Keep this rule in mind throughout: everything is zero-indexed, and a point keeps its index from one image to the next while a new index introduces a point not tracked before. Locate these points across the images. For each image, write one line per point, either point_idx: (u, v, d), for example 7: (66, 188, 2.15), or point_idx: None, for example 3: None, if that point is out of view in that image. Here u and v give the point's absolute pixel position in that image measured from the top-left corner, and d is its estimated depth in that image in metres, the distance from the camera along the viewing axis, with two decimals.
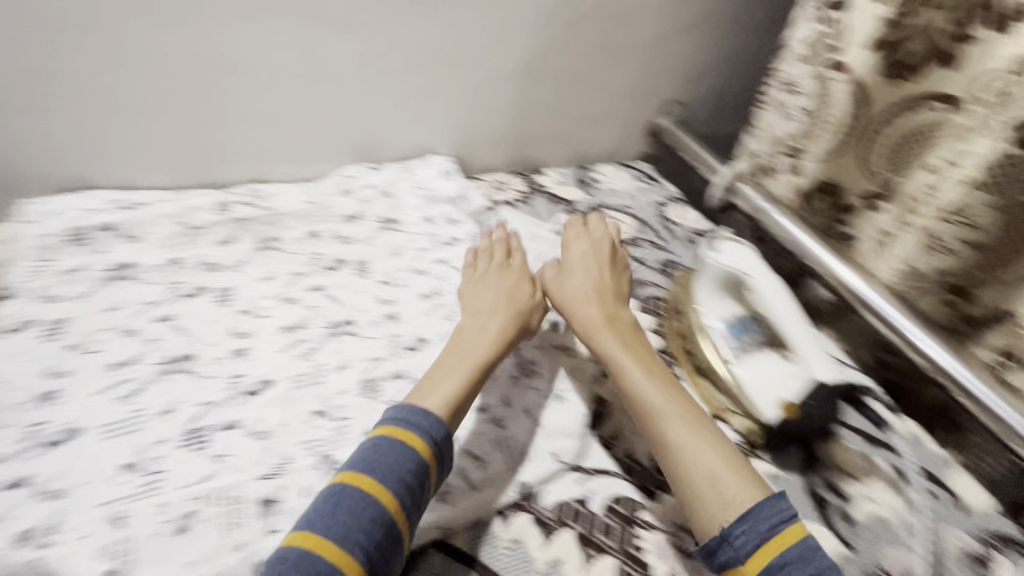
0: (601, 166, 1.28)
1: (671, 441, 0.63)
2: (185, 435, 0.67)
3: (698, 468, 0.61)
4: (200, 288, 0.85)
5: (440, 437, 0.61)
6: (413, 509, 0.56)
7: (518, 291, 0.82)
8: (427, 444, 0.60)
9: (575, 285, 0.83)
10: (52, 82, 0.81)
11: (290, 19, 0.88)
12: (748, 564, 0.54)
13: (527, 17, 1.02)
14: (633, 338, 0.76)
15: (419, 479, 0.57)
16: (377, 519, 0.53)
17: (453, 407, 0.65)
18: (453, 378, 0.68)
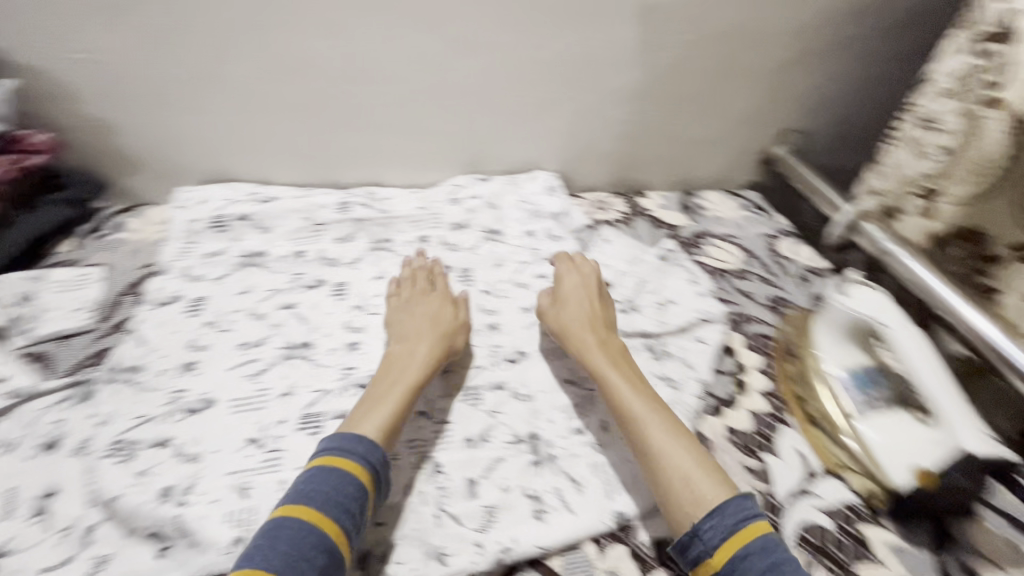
0: (707, 193, 1.24)
1: (651, 446, 0.64)
2: (302, 418, 0.71)
3: (678, 472, 0.61)
4: (318, 280, 0.90)
5: (376, 460, 0.61)
6: (352, 534, 0.55)
7: (436, 316, 0.80)
8: (362, 468, 0.59)
9: (572, 304, 0.82)
10: (218, 84, 0.92)
11: (423, 34, 0.92)
12: (715, 557, 0.55)
13: (649, 39, 1.00)
14: (617, 352, 0.77)
15: (354, 503, 0.56)
16: (322, 541, 0.53)
17: (387, 432, 0.64)
18: (385, 404, 0.67)
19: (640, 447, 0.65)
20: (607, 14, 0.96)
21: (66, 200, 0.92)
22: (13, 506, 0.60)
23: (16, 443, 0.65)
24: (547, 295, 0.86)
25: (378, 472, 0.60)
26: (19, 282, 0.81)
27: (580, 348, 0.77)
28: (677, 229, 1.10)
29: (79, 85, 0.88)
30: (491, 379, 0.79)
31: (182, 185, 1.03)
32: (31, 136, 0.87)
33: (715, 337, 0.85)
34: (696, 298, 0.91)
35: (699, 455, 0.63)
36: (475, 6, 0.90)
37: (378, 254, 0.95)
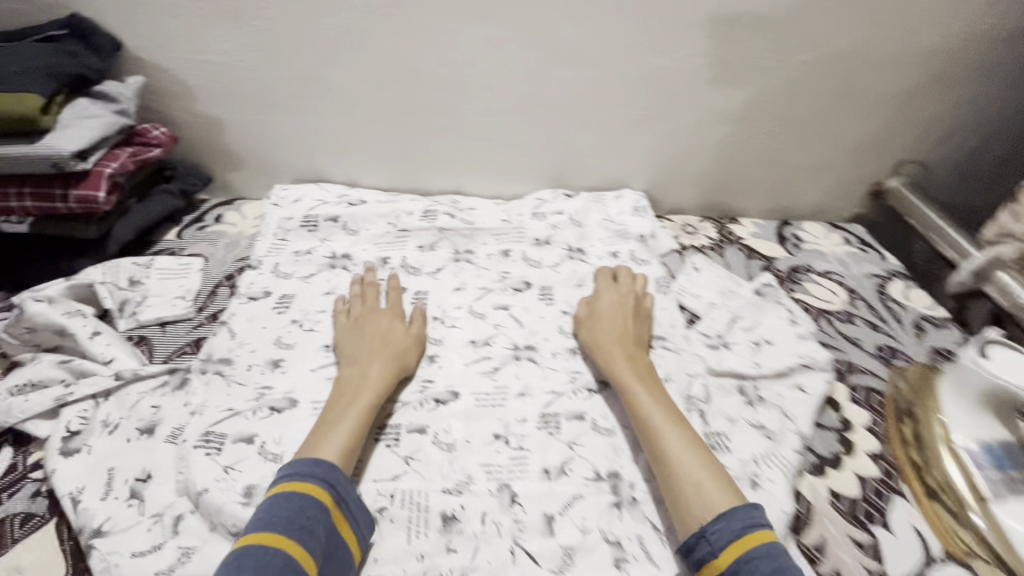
0: (807, 224, 1.14)
1: (666, 454, 0.65)
2: (380, 428, 0.70)
3: (691, 479, 0.62)
4: (399, 287, 0.90)
5: (335, 479, 0.59)
6: (319, 554, 0.54)
7: (391, 334, 0.78)
8: (320, 488, 0.57)
9: (608, 314, 0.83)
10: (319, 87, 0.94)
11: (524, 45, 0.90)
12: (721, 558, 0.56)
13: (760, 58, 0.94)
14: (642, 363, 0.77)
15: (316, 522, 0.55)
16: (287, 561, 0.51)
17: (348, 455, 0.63)
18: (345, 426, 0.65)
19: (656, 454, 0.66)
20: (718, 31, 0.90)
21: (175, 190, 0.96)
22: (110, 487, 0.62)
23: (117, 425, 0.68)
24: (586, 304, 0.86)
25: (340, 490, 0.59)
26: (130, 267, 0.84)
27: (606, 357, 0.78)
28: (774, 261, 1.03)
29: (196, 84, 0.93)
30: (570, 407, 0.75)
31: (277, 182, 1.07)
32: (150, 130, 0.88)
33: (818, 387, 0.78)
34: (798, 341, 0.83)
35: (712, 466, 0.63)
36: (580, 19, 0.87)
37: (458, 266, 0.94)
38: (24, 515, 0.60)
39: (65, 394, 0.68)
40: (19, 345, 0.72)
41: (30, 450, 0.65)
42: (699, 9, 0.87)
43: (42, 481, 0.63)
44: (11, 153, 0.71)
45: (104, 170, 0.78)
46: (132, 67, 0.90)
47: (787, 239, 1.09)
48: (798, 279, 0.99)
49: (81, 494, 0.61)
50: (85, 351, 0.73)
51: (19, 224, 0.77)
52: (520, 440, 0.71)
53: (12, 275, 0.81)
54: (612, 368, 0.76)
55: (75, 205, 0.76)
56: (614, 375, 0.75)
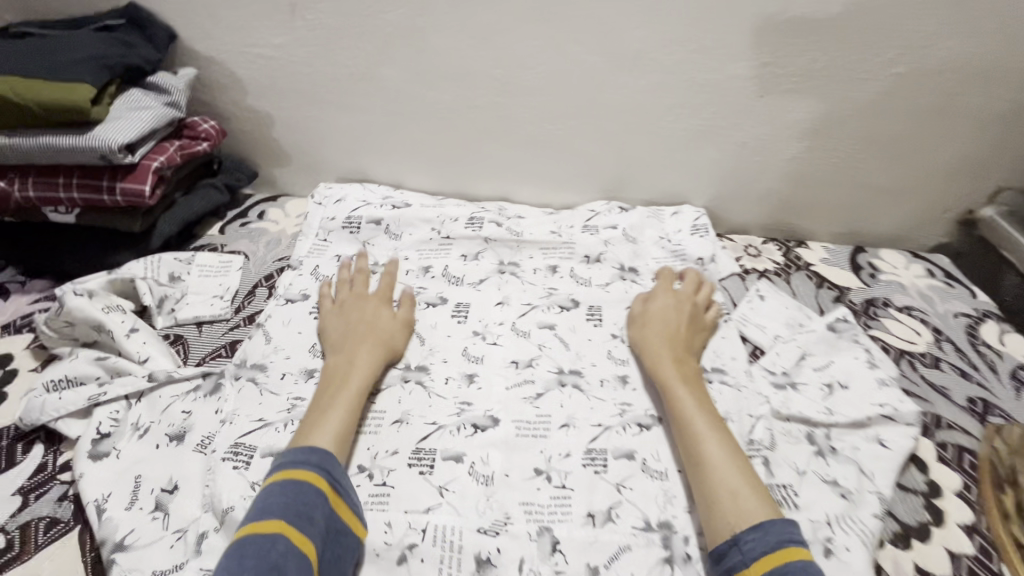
0: (884, 252, 1.04)
1: (705, 460, 0.62)
2: (414, 452, 0.66)
3: (728, 489, 0.59)
4: (440, 297, 0.86)
5: (332, 466, 0.58)
6: (321, 540, 0.53)
7: (379, 319, 0.77)
8: (318, 475, 0.57)
9: (660, 314, 0.80)
10: (369, 84, 0.90)
11: (586, 46, 0.84)
12: (753, 569, 0.53)
13: (848, 70, 0.84)
14: (688, 367, 0.74)
15: (315, 509, 0.54)
16: (289, 547, 0.50)
17: (342, 442, 0.62)
18: (337, 416, 0.64)
19: (693, 459, 0.63)
20: (803, 39, 0.82)
21: (221, 185, 0.94)
22: (135, 496, 0.60)
23: (147, 429, 0.66)
24: (639, 302, 0.83)
25: (338, 476, 0.58)
26: (171, 262, 0.82)
27: (651, 357, 0.75)
28: (847, 292, 0.94)
29: (246, 77, 0.90)
30: (618, 445, 0.69)
31: (322, 180, 1.04)
32: (199, 124, 0.86)
33: (901, 442, 0.69)
34: (878, 388, 0.74)
35: (752, 479, 0.60)
36: (650, 21, 0.81)
37: (502, 279, 0.89)
38: (49, 520, 0.58)
39: (98, 394, 0.66)
40: (58, 338, 0.71)
41: (60, 450, 0.64)
42: (784, 14, 0.79)
43: (70, 484, 0.61)
44: (62, 143, 0.70)
45: (150, 164, 0.76)
46: (185, 59, 0.89)
47: (862, 268, 1.00)
48: (874, 313, 0.90)
49: (106, 501, 0.59)
50: (121, 349, 0.71)
51: (66, 215, 0.76)
52: (563, 478, 0.65)
53: (57, 265, 0.81)
54: (656, 368, 0.73)
55: (120, 198, 0.74)
56: (658, 375, 0.72)
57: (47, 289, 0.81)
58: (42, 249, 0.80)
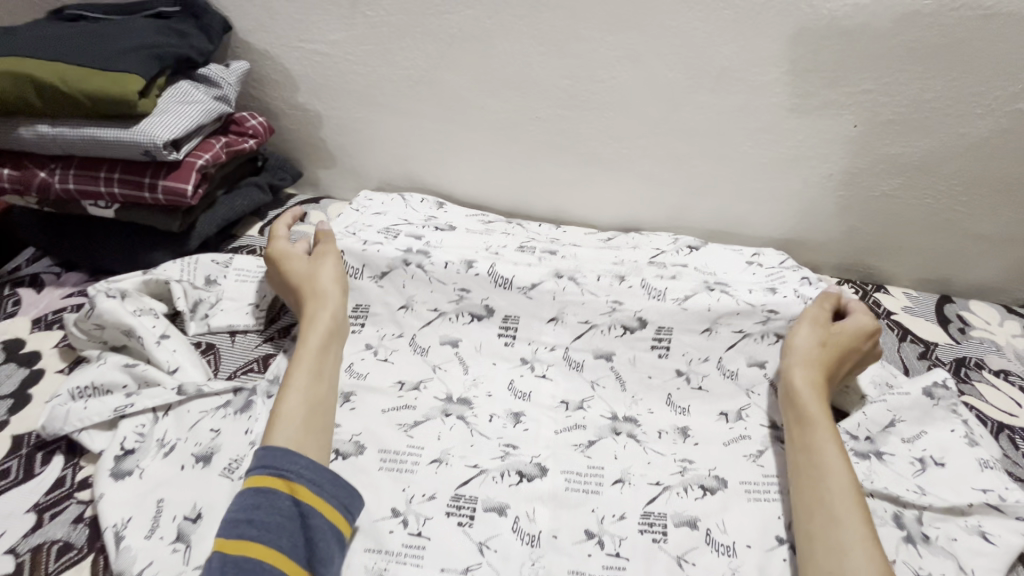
0: (974, 305, 0.94)
1: (832, 514, 0.56)
2: (453, 501, 0.60)
3: (855, 558, 0.52)
4: (485, 305, 0.76)
5: (271, 458, 0.55)
6: (270, 536, 0.50)
7: (315, 267, 0.74)
8: (255, 476, 0.54)
9: (839, 336, 0.71)
10: (427, 88, 0.85)
11: (666, 62, 0.76)
12: None
13: (961, 103, 0.75)
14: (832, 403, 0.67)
15: (255, 510, 0.51)
16: (224, 561, 0.48)
17: (297, 423, 0.59)
18: (298, 393, 0.61)
19: (816, 511, 0.57)
20: (914, 66, 0.73)
21: (264, 184, 0.90)
22: (156, 524, 0.55)
23: (173, 447, 0.60)
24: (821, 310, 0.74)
25: (281, 465, 0.54)
26: (208, 265, 0.78)
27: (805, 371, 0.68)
28: (934, 347, 0.85)
29: (299, 74, 0.86)
30: (679, 510, 0.61)
31: (368, 186, 0.99)
32: (247, 120, 0.82)
33: (1009, 538, 0.60)
34: (980, 469, 0.65)
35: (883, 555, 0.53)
36: (742, 38, 0.73)
37: (559, 286, 0.77)
38: (63, 544, 0.53)
39: (125, 405, 0.62)
40: (88, 341, 0.68)
41: (81, 464, 0.59)
42: (894, 39, 0.71)
43: (88, 504, 0.56)
44: (103, 137, 0.66)
45: (195, 162, 0.72)
46: (238, 51, 0.85)
47: (950, 322, 0.90)
48: (965, 375, 0.81)
49: (125, 528, 0.54)
50: (151, 357, 0.67)
51: (106, 210, 0.73)
52: (617, 544, 0.58)
53: (94, 260, 0.77)
54: (806, 384, 0.67)
55: (161, 196, 0.70)
56: (801, 395, 0.66)
57: (81, 285, 0.78)
58: (80, 243, 0.77)
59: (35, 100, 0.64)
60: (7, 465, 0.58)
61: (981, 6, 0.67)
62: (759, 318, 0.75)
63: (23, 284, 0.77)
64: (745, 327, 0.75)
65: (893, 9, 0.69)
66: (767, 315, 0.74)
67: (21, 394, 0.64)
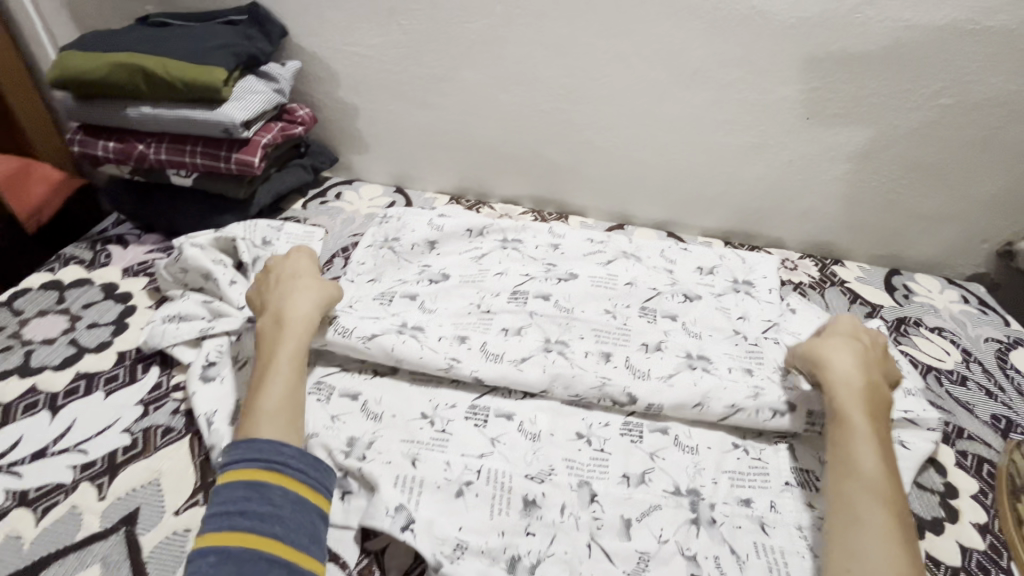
0: (919, 277, 1.09)
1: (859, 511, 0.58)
2: (470, 409, 0.74)
3: (876, 554, 0.54)
4: (474, 377, 0.74)
5: (258, 453, 0.59)
6: (265, 525, 0.55)
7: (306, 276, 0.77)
8: (242, 469, 0.57)
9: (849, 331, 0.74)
10: (449, 84, 1.01)
11: (650, 63, 0.92)
12: None
13: (894, 99, 0.91)
14: (878, 395, 0.68)
15: (246, 501, 0.55)
16: (222, 550, 0.52)
17: (276, 414, 0.63)
18: (275, 390, 0.65)
19: (843, 505, 0.59)
20: (853, 68, 0.88)
21: (308, 165, 1.05)
22: (236, 415, 0.68)
23: (246, 361, 0.74)
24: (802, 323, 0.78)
25: (268, 456, 0.59)
26: (265, 228, 0.94)
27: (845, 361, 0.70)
28: (880, 309, 1.00)
29: (342, 72, 1.02)
30: (656, 421, 0.75)
31: (394, 169, 1.15)
32: (297, 110, 0.98)
33: (922, 444, 0.74)
34: (904, 395, 0.79)
35: (907, 549, 0.55)
36: (712, 43, 0.89)
37: (548, 358, 0.77)
38: (166, 427, 0.67)
39: (208, 328, 0.76)
40: (173, 282, 0.83)
41: (173, 373, 0.74)
42: (836, 45, 0.86)
43: (182, 401, 0.70)
44: (192, 116, 0.82)
45: (260, 140, 0.88)
46: (291, 53, 1.01)
47: (896, 289, 1.05)
48: (904, 330, 0.95)
49: (213, 416, 0.68)
50: (224, 296, 0.81)
51: (186, 178, 0.88)
52: (602, 442, 0.71)
53: (171, 222, 0.93)
54: (844, 378, 0.68)
55: (234, 166, 0.86)
56: (838, 392, 0.68)
57: (159, 243, 0.94)
58: (159, 208, 0.93)
59: (143, 85, 0.80)
60: (116, 371, 0.73)
61: (902, 19, 0.83)
62: (749, 394, 0.73)
63: (111, 241, 0.93)
64: (738, 402, 0.72)
65: (832, 22, 0.84)
66: (756, 391, 0.74)
67: (120, 322, 0.79)
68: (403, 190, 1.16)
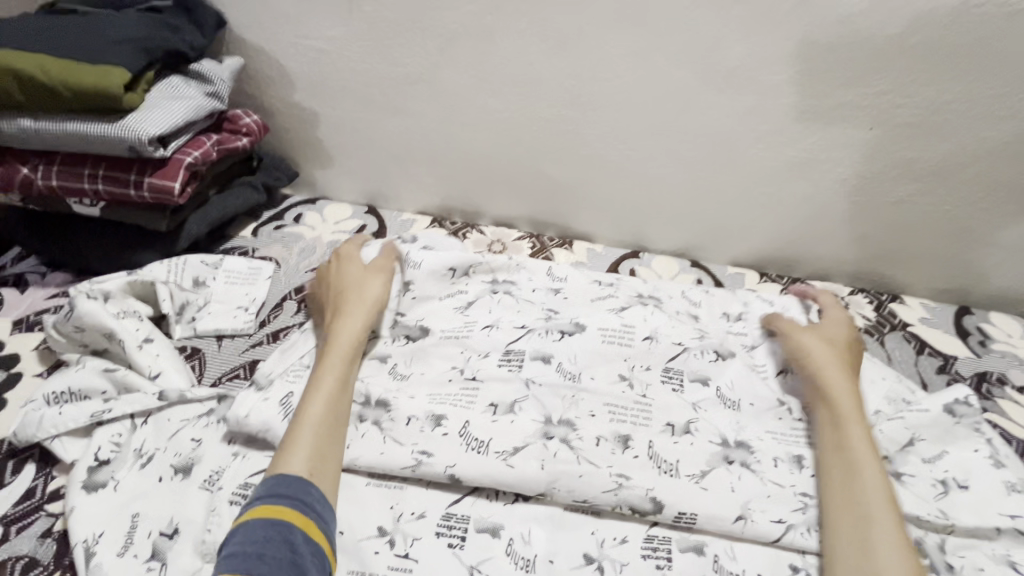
0: (996, 318, 0.90)
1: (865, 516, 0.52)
2: (443, 521, 0.56)
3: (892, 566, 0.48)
4: (450, 476, 0.57)
5: (287, 483, 0.50)
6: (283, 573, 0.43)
7: (357, 279, 0.69)
8: (267, 504, 0.47)
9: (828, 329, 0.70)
10: (425, 86, 0.82)
11: (675, 60, 0.73)
12: None
13: (986, 104, 0.71)
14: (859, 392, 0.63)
15: (266, 542, 0.44)
16: None
17: (325, 427, 0.56)
18: (319, 398, 0.57)
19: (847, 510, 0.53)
20: (935, 66, 0.69)
21: (258, 184, 0.88)
22: (130, 540, 0.52)
23: (151, 458, 0.58)
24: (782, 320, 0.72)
25: (295, 492, 0.49)
26: (197, 266, 0.77)
27: (818, 351, 0.66)
28: (954, 361, 0.83)
29: (295, 72, 0.83)
30: (689, 539, 0.56)
31: (364, 187, 0.97)
32: (241, 118, 0.80)
33: None
34: (1008, 493, 0.61)
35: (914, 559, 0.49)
36: (755, 35, 0.70)
37: (549, 450, 0.59)
38: (28, 561, 0.52)
39: (101, 411, 0.60)
40: (68, 343, 0.66)
41: (53, 474, 0.59)
42: (916, 36, 0.67)
43: (57, 517, 0.55)
44: (88, 131, 0.67)
45: (183, 159, 0.72)
46: (232, 47, 0.82)
47: (970, 334, 0.87)
48: (987, 392, 0.79)
49: (96, 543, 0.52)
50: (132, 361, 0.65)
51: (91, 207, 0.74)
52: (618, 571, 0.54)
53: (81, 260, 0.78)
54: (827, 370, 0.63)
55: (147, 194, 0.71)
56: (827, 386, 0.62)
57: (66, 285, 0.78)
58: (65, 246, 0.77)
59: (17, 92, 0.66)
60: None
61: (1007, 3, 0.64)
62: (796, 506, 0.57)
63: (8, 283, 0.77)
64: (787, 517, 0.56)
65: (911, 8, 0.66)
66: (803, 501, 0.57)
67: None
68: (376, 211, 0.98)
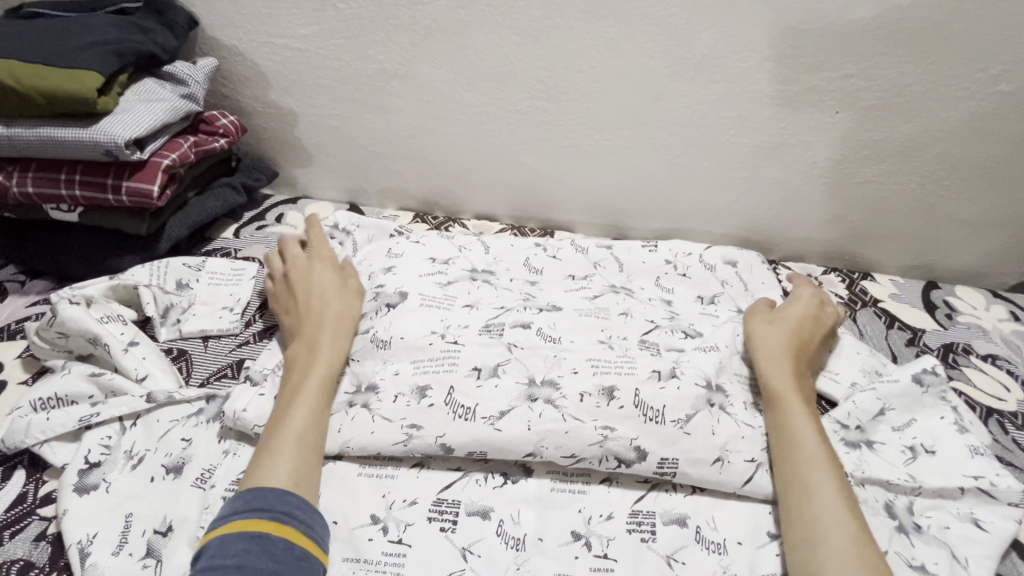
0: (960, 291, 0.94)
1: (811, 492, 0.54)
2: (435, 504, 0.58)
3: (834, 539, 0.50)
4: (441, 445, 0.58)
5: (263, 495, 0.51)
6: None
7: (324, 288, 0.69)
8: (246, 518, 0.48)
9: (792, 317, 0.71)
10: (401, 82, 0.82)
11: (646, 49, 0.75)
12: None
13: (945, 85, 0.74)
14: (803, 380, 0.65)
15: (245, 554, 0.45)
16: None
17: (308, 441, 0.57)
18: (304, 409, 0.58)
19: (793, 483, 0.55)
20: (895, 50, 0.72)
21: (237, 185, 0.88)
22: (124, 539, 0.53)
23: (142, 459, 0.59)
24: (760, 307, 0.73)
25: (272, 505, 0.50)
26: (179, 269, 0.77)
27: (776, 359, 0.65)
28: (922, 334, 0.86)
29: (271, 71, 0.83)
30: (671, 510, 0.59)
31: (345, 185, 0.97)
32: (218, 118, 0.80)
33: (1001, 525, 0.59)
34: (972, 456, 0.64)
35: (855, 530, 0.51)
36: (721, 24, 0.71)
37: (535, 411, 0.59)
38: (24, 563, 0.53)
39: (89, 416, 0.60)
40: (51, 350, 0.67)
41: (43, 479, 0.59)
42: (877, 20, 0.70)
43: (49, 521, 0.56)
44: (60, 136, 0.67)
45: (161, 162, 0.72)
46: (205, 48, 0.82)
47: (936, 307, 0.91)
48: (953, 361, 0.83)
49: (90, 543, 0.53)
50: (118, 365, 0.65)
51: (69, 213, 0.75)
52: (605, 545, 0.56)
53: (61, 266, 0.78)
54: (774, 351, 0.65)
55: (125, 197, 0.71)
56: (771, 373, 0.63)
57: (46, 292, 0.78)
58: (44, 252, 0.77)
59: None
60: None
61: None
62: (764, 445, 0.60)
63: None
64: (757, 456, 0.59)
65: None
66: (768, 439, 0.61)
67: None
68: (358, 209, 0.99)
